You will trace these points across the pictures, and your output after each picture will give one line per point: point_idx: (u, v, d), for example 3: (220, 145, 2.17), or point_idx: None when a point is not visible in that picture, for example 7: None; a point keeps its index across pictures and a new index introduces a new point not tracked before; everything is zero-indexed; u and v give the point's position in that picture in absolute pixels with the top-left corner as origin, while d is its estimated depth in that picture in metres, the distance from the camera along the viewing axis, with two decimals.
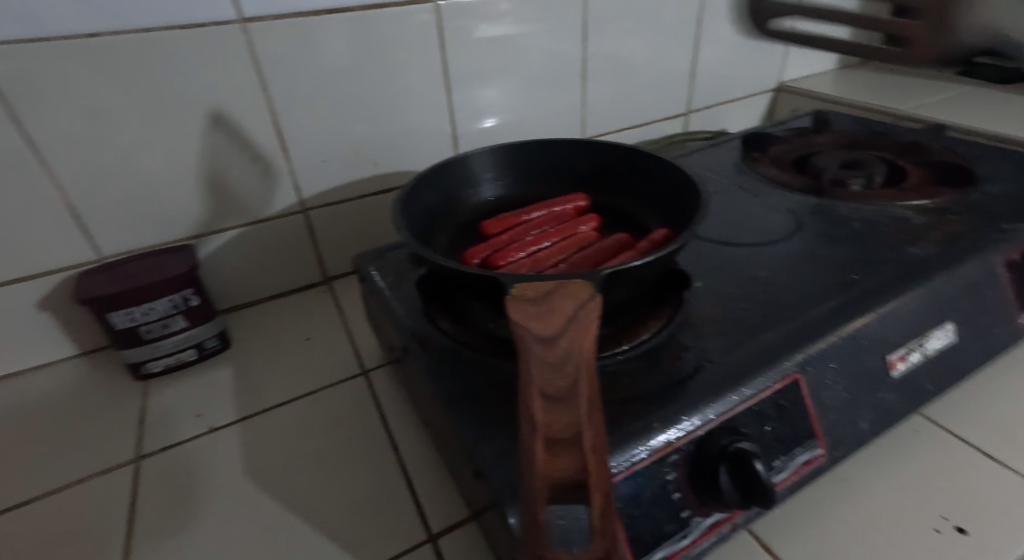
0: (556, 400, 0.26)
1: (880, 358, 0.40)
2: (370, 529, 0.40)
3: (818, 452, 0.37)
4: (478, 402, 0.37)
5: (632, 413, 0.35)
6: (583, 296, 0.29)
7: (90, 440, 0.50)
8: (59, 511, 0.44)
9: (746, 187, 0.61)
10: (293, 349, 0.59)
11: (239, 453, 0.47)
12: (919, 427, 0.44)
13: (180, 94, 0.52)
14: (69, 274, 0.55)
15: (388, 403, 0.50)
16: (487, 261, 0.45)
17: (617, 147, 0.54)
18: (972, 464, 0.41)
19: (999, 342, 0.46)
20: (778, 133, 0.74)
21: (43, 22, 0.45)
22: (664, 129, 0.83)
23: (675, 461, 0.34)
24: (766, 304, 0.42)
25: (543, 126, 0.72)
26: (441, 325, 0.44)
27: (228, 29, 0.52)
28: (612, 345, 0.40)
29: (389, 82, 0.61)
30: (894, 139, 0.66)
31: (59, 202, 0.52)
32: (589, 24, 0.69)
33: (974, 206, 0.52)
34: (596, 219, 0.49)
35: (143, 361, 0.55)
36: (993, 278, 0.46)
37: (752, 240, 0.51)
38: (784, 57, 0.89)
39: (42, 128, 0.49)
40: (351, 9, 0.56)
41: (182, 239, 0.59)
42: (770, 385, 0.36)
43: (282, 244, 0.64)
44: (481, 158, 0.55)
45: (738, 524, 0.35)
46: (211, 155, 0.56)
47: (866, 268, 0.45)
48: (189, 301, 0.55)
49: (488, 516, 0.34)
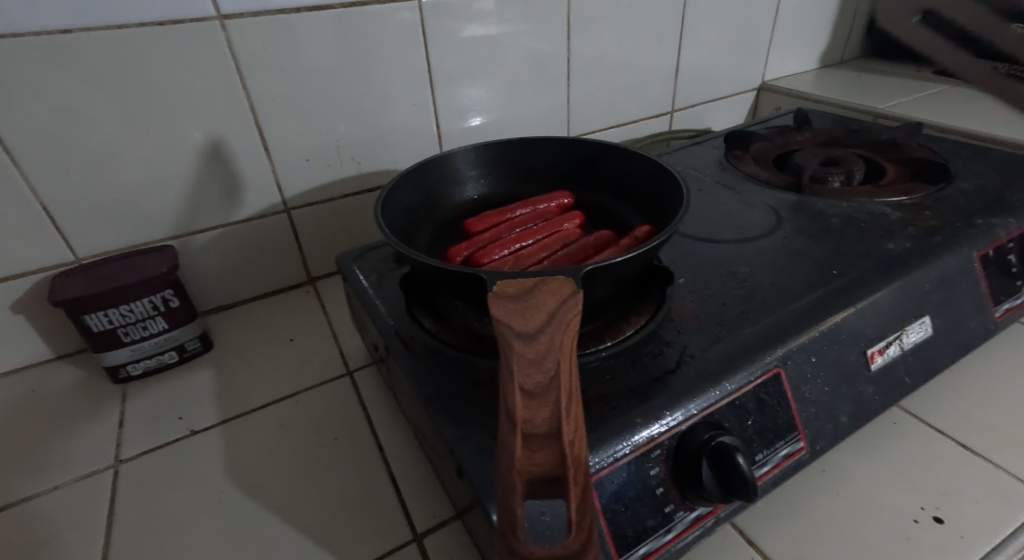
0: (534, 394, 0.26)
1: (859, 352, 0.41)
2: (354, 530, 0.40)
3: (799, 445, 0.38)
4: (461, 400, 0.37)
5: (615, 409, 0.35)
6: (564, 292, 0.31)
7: (67, 444, 0.49)
8: (35, 516, 0.43)
9: (728, 184, 0.62)
10: (276, 349, 0.58)
11: (220, 455, 0.46)
12: (897, 419, 0.45)
13: (158, 92, 0.52)
14: (45, 276, 0.54)
15: (372, 402, 0.50)
16: (470, 259, 0.45)
17: (600, 144, 0.54)
18: (948, 455, 0.42)
19: (975, 335, 0.46)
20: (759, 131, 0.74)
21: (15, 18, 0.45)
22: (647, 128, 0.84)
23: (657, 456, 0.34)
24: (747, 300, 0.43)
25: (527, 125, 0.73)
26: (425, 324, 0.44)
27: (206, 25, 0.51)
28: (595, 342, 0.40)
29: (372, 80, 0.60)
30: (873, 137, 0.67)
31: (34, 202, 0.51)
32: (572, 23, 0.69)
33: (949, 202, 0.53)
34: (579, 216, 0.49)
35: (121, 364, 0.54)
36: (968, 272, 0.47)
37: (734, 237, 0.52)
38: (766, 56, 0.90)
39: (15, 126, 0.48)
40: (331, 6, 0.55)
41: (162, 239, 0.58)
42: (750, 379, 0.37)
43: (264, 243, 0.63)
44: (464, 156, 0.55)
45: (720, 518, 0.35)
46: (190, 154, 0.55)
47: (845, 263, 0.46)
48: (169, 302, 0.54)
49: (472, 514, 0.34)
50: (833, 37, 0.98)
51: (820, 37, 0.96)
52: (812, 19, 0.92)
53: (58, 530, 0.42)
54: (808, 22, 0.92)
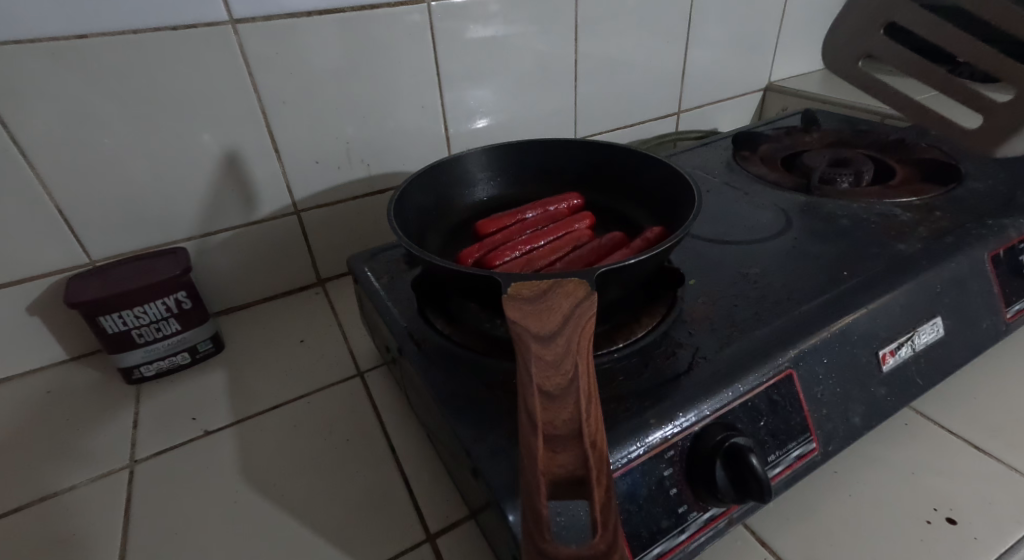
0: (553, 396, 0.26)
1: (871, 353, 0.41)
2: (368, 530, 0.40)
3: (811, 446, 0.38)
4: (474, 401, 0.37)
5: (628, 410, 0.35)
6: (578, 295, 0.31)
7: (82, 444, 0.50)
8: (52, 515, 0.44)
9: (736, 185, 0.62)
10: (286, 350, 0.58)
11: (234, 456, 0.47)
12: (908, 419, 0.45)
13: (171, 96, 0.52)
14: (59, 278, 0.55)
15: (384, 403, 0.50)
16: (482, 261, 0.45)
17: (610, 146, 0.54)
18: (960, 455, 0.42)
19: (986, 336, 0.46)
20: (768, 132, 0.74)
21: (30, 24, 0.45)
22: (654, 129, 0.84)
23: (670, 457, 0.34)
24: (758, 301, 0.43)
25: (535, 126, 0.73)
26: (437, 325, 0.44)
27: (219, 29, 0.51)
28: (607, 343, 0.41)
29: (381, 83, 0.61)
30: (881, 138, 0.67)
31: (49, 204, 0.52)
32: (580, 25, 0.69)
33: (958, 203, 0.53)
34: (590, 218, 0.49)
35: (135, 365, 0.54)
36: (979, 272, 0.47)
37: (743, 238, 0.52)
38: (774, 56, 0.90)
39: (31, 129, 0.48)
40: (342, 9, 0.56)
41: (174, 241, 0.58)
42: (763, 380, 0.37)
43: (276, 245, 0.64)
44: (475, 158, 0.55)
45: (733, 519, 0.36)
46: (202, 156, 0.56)
47: (855, 265, 0.46)
48: (182, 303, 0.54)
49: (486, 515, 0.34)
50: None
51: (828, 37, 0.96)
52: (819, 19, 0.92)
53: (75, 529, 0.42)
54: (815, 22, 0.92)
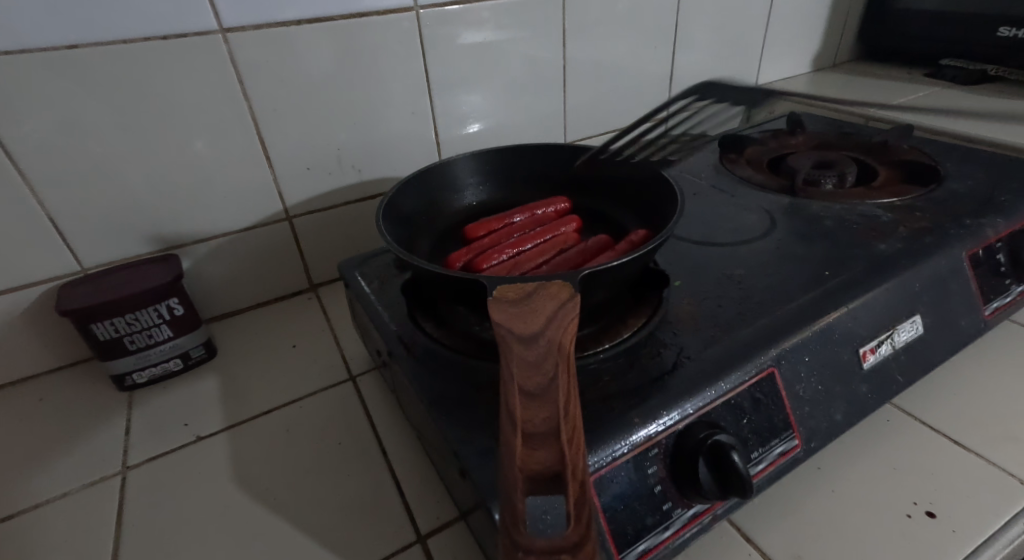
0: (533, 395, 0.27)
1: (853, 351, 0.42)
2: (360, 532, 0.40)
3: (794, 443, 0.39)
4: (463, 403, 0.38)
5: (613, 409, 0.36)
6: (563, 296, 0.32)
7: (75, 451, 0.50)
8: (44, 522, 0.44)
9: (722, 188, 0.63)
10: (279, 355, 0.59)
11: (227, 460, 0.47)
12: (891, 416, 0.45)
13: (163, 105, 0.53)
14: (51, 286, 0.55)
15: (375, 407, 0.51)
16: (470, 264, 0.46)
17: (598, 151, 0.55)
18: (941, 451, 0.42)
19: (965, 333, 0.47)
20: (754, 134, 0.76)
21: (21, 35, 0.46)
22: (643, 132, 0.85)
23: (655, 455, 0.35)
24: (742, 302, 0.44)
25: (524, 131, 0.74)
26: (427, 328, 0.45)
27: (210, 38, 0.52)
28: (594, 344, 0.41)
29: (371, 90, 0.61)
30: (863, 140, 0.68)
31: (40, 213, 0.52)
32: (568, 31, 0.70)
33: (938, 203, 0.54)
34: (576, 221, 0.50)
35: (128, 371, 0.55)
36: (959, 272, 0.48)
37: (728, 239, 0.53)
38: (760, 60, 0.91)
39: (22, 139, 0.49)
40: (332, 18, 0.56)
41: (166, 249, 0.59)
42: (745, 379, 0.38)
43: (268, 251, 0.64)
44: (465, 163, 0.56)
45: (717, 516, 0.36)
46: (193, 164, 0.56)
47: (837, 265, 0.47)
48: (175, 310, 0.55)
49: (475, 515, 0.35)
50: (825, 40, 0.99)
51: (815, 41, 0.97)
52: (806, 24, 0.94)
53: (69, 534, 0.43)
54: (800, 26, 0.93)
